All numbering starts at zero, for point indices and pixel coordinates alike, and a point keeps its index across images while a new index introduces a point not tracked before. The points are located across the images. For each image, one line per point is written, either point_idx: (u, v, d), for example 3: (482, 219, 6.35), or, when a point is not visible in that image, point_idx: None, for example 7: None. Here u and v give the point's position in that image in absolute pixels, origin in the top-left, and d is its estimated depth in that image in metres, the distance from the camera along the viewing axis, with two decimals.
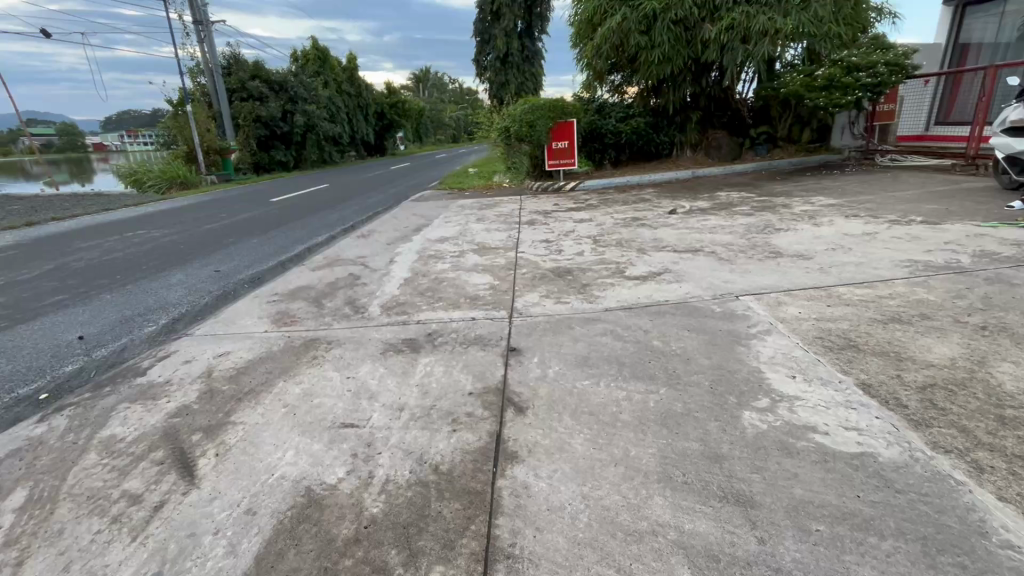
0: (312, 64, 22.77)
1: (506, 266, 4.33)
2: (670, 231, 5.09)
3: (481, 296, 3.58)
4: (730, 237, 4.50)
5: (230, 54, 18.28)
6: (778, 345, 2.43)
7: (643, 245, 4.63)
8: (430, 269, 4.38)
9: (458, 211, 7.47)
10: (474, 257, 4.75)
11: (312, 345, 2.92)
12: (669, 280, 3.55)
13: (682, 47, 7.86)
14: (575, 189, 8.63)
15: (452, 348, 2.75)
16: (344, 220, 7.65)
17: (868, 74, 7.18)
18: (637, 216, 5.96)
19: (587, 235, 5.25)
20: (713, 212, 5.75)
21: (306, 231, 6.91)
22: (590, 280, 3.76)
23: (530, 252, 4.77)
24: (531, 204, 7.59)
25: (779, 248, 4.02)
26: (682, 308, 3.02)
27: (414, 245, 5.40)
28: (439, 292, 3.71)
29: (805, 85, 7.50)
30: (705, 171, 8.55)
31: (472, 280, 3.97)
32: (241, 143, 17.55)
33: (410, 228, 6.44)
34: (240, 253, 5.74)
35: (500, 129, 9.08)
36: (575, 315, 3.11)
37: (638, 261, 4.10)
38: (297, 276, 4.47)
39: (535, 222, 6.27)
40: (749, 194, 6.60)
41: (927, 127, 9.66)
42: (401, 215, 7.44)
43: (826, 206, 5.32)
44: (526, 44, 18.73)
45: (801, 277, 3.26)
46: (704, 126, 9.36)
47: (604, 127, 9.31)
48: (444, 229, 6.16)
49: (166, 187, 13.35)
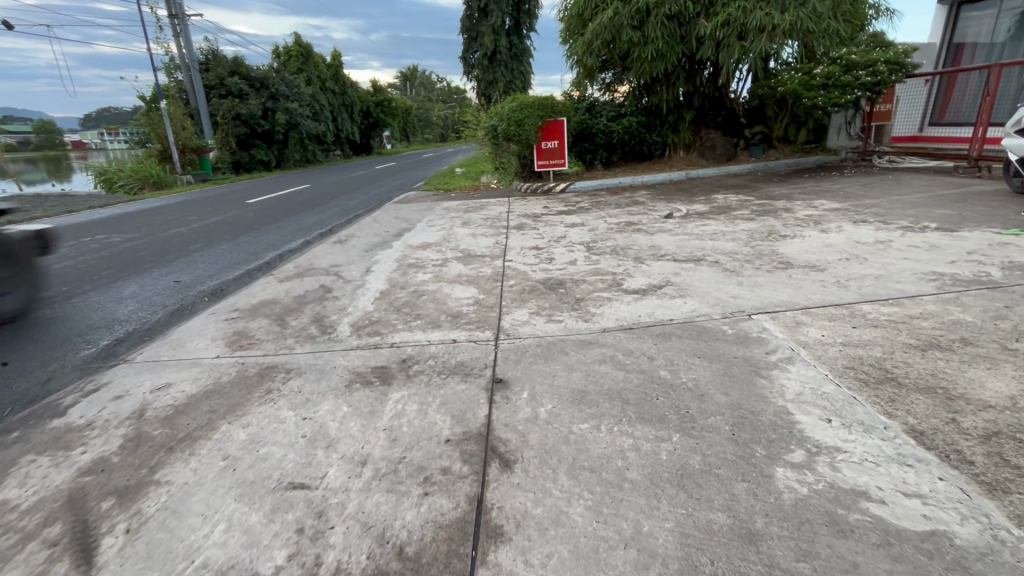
0: (295, 60, 22.19)
1: (493, 277, 3.99)
2: (668, 237, 4.78)
3: (465, 313, 3.23)
4: (734, 245, 4.19)
5: (208, 48, 17.67)
6: (805, 378, 2.10)
7: (640, 252, 4.32)
8: (410, 280, 4.02)
9: (443, 214, 7.10)
10: (458, 266, 4.39)
11: (268, 375, 2.54)
12: (671, 295, 3.22)
13: (675, 43, 7.62)
14: (565, 190, 8.32)
15: (429, 380, 2.39)
16: (323, 223, 7.27)
17: (867, 73, 6.94)
18: (632, 221, 5.64)
19: (580, 242, 4.92)
20: (712, 217, 5.45)
21: (282, 235, 6.52)
22: (584, 293, 3.43)
23: (519, 260, 4.43)
24: (520, 207, 7.25)
25: (788, 258, 3.71)
26: (689, 329, 2.70)
27: (394, 252, 5.03)
28: (418, 308, 3.34)
29: (804, 84, 7.23)
30: (700, 173, 8.27)
31: (454, 293, 3.62)
32: (219, 142, 16.97)
33: (391, 233, 6.06)
34: (205, 261, 5.30)
35: (487, 128, 8.70)
36: (569, 336, 2.77)
37: (635, 271, 3.77)
38: (263, 288, 4.06)
39: (524, 226, 5.93)
40: (747, 197, 6.32)
41: (922, 127, 9.45)
42: (383, 219, 7.04)
43: (830, 210, 5.04)
44: (514, 42, 18.38)
45: (818, 293, 2.95)
46: (698, 125, 9.06)
47: (595, 126, 8.96)
48: (427, 234, 5.79)
49: (138, 187, 12.78)
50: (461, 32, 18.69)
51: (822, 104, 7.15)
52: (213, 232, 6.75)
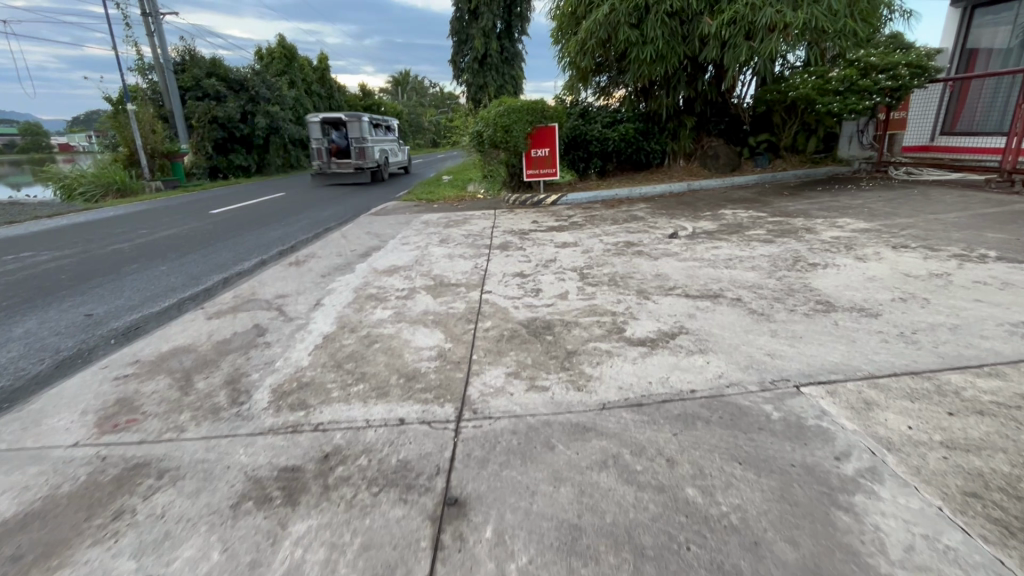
0: (279, 62, 21.43)
1: (466, 315, 3.27)
2: (675, 263, 4.08)
3: (423, 372, 2.51)
4: (755, 276, 3.52)
5: (184, 49, 16.90)
6: (912, 516, 1.39)
7: (643, 283, 3.63)
8: (366, 319, 3.29)
9: (421, 229, 6.39)
10: (426, 298, 3.67)
11: (130, 481, 1.79)
12: (688, 349, 2.52)
13: (676, 44, 6.99)
14: (557, 203, 7.63)
15: (354, 497, 1.66)
16: (289, 238, 6.59)
17: (887, 76, 6.32)
18: (632, 240, 4.97)
19: (573, 267, 4.24)
20: (723, 237, 4.79)
21: (234, 253, 5.81)
22: (577, 344, 2.72)
23: (500, 291, 3.72)
24: (506, 222, 6.55)
25: (826, 295, 3.03)
26: (719, 409, 1.99)
27: (355, 279, 4.30)
28: (366, 365, 2.62)
29: (818, 88, 6.60)
30: (702, 184, 7.63)
31: (414, 341, 2.89)
32: (194, 146, 16.16)
33: (358, 252, 5.34)
34: (134, 286, 4.53)
35: (472, 134, 8.01)
36: (558, 416, 2.05)
37: (639, 312, 3.07)
38: (183, 328, 3.32)
39: (508, 246, 5.23)
40: (758, 213, 5.65)
41: (933, 137, 8.87)
42: (353, 234, 6.32)
43: (860, 232, 4.38)
44: (505, 45, 17.74)
45: (882, 353, 2.27)
46: (699, 132, 8.44)
47: (588, 133, 8.29)
48: (397, 255, 5.07)
49: (102, 194, 12.04)
50: (450, 35, 18.03)
51: (837, 111, 6.52)
52: (161, 248, 6.04)
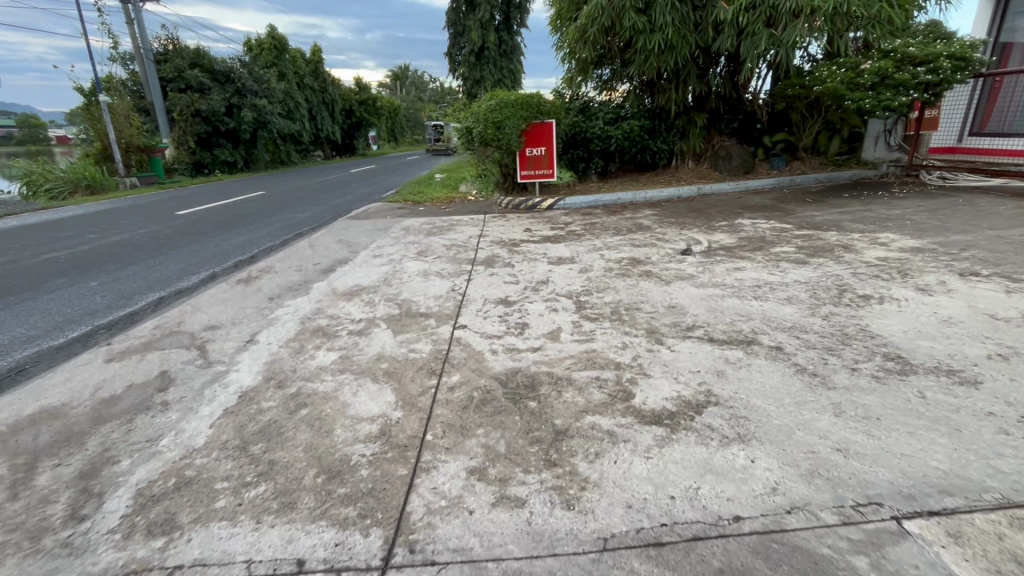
0: (268, 53, 20.62)
1: (429, 362, 2.57)
2: (691, 289, 3.39)
3: (355, 464, 1.81)
4: (794, 313, 2.83)
5: (167, 38, 16.17)
6: None
7: (653, 319, 2.93)
8: (302, 367, 2.59)
9: (398, 238, 5.69)
10: (386, 334, 2.97)
11: None
12: (722, 435, 1.81)
13: (687, 32, 6.29)
14: (554, 206, 6.92)
15: None
16: (252, 246, 5.91)
17: (926, 69, 5.59)
18: (638, 257, 4.29)
19: (568, 291, 3.55)
20: (744, 254, 4.11)
21: (185, 264, 5.13)
22: (568, 418, 2.01)
23: (477, 325, 3.02)
24: (495, 230, 5.84)
25: (894, 345, 2.34)
26: (785, 565, 1.28)
27: (308, 303, 3.60)
28: (279, 449, 1.91)
29: (847, 81, 5.87)
30: (713, 188, 6.92)
31: (353, 407, 2.18)
32: (176, 141, 15.41)
33: (322, 266, 4.64)
34: (46, 309, 3.81)
35: (461, 130, 7.29)
36: (536, 566, 1.35)
37: (652, 365, 2.37)
38: (69, 375, 2.61)
39: (495, 261, 4.53)
40: (782, 224, 4.97)
41: (960, 137, 8.08)
42: (322, 244, 5.61)
43: (910, 252, 3.69)
44: (504, 37, 16.96)
45: (1010, 459, 1.56)
46: (709, 131, 7.74)
47: (589, 130, 7.57)
48: (365, 271, 4.37)
49: (70, 191, 11.31)
50: (445, 26, 17.26)
51: (868, 108, 5.83)
52: (103, 256, 5.35)
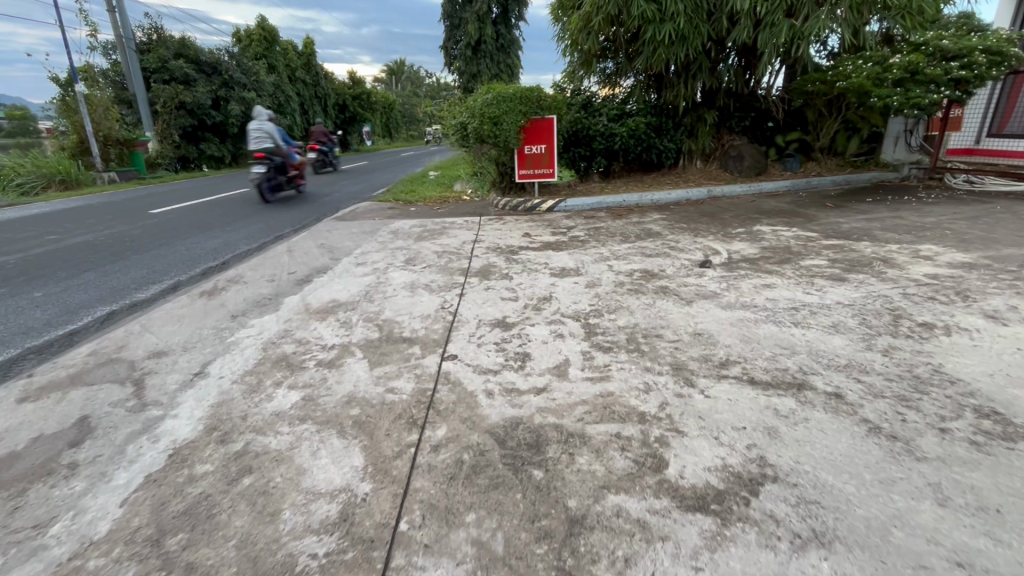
0: (258, 45, 19.98)
1: (409, 408, 2.11)
2: (716, 311, 2.94)
3: (300, 573, 1.34)
4: (846, 346, 2.38)
5: (150, 27, 15.55)
6: None
7: (677, 351, 2.48)
8: (254, 412, 2.12)
9: (385, 243, 5.21)
10: (361, 367, 2.50)
11: None
12: (793, 534, 1.36)
13: (700, 21, 5.83)
14: (554, 208, 6.46)
15: None
16: (225, 250, 5.41)
17: (959, 65, 5.16)
18: (650, 269, 3.84)
19: (575, 311, 3.09)
20: (770, 267, 3.66)
21: (148, 271, 4.64)
22: (585, 498, 1.56)
23: (469, 357, 2.55)
24: (490, 234, 5.37)
25: (983, 396, 1.90)
26: None
27: (275, 323, 3.12)
28: (204, 543, 1.45)
29: (874, 77, 5.42)
30: (724, 191, 6.49)
31: (310, 475, 1.72)
32: (159, 134, 14.80)
33: (298, 275, 4.16)
34: None
35: (455, 125, 6.81)
36: None
37: (684, 419, 1.92)
38: None
39: (490, 272, 4.07)
40: (806, 232, 4.54)
41: (978, 139, 7.59)
42: (301, 249, 5.12)
43: (962, 268, 3.25)
44: (501, 31, 16.46)
45: None
46: (718, 129, 7.30)
47: (592, 127, 7.11)
48: (344, 283, 3.89)
49: (42, 186, 10.68)
50: (441, 19, 16.71)
51: (895, 107, 5.41)
52: (57, 261, 4.84)
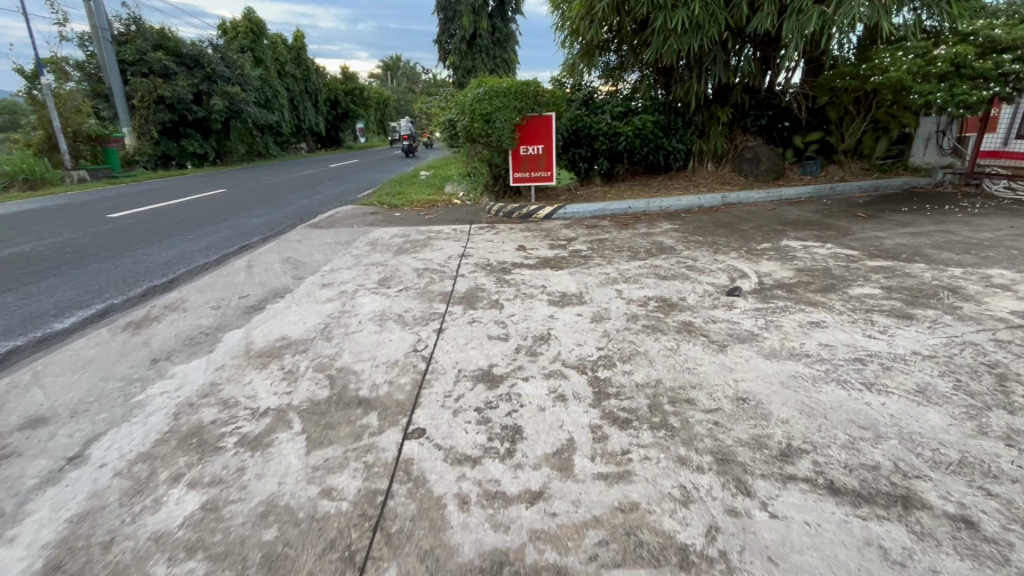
0: (243, 36, 19.18)
1: (347, 532, 1.47)
2: (759, 362, 2.32)
3: None
4: (950, 426, 1.77)
5: (129, 18, 14.80)
6: None
7: (719, 428, 1.87)
8: (123, 536, 1.48)
9: (359, 257, 4.58)
10: (295, 449, 1.87)
11: None
12: None
13: (717, 8, 5.22)
14: (553, 215, 5.83)
15: None
16: (178, 263, 4.75)
17: (1013, 57, 4.55)
18: (668, 297, 3.23)
19: (580, 359, 2.47)
20: (813, 296, 3.06)
21: (79, 290, 3.98)
22: None
23: (444, 433, 1.93)
24: (481, 247, 4.74)
25: None
26: None
27: (202, 373, 2.47)
28: None
29: (916, 69, 4.79)
30: (741, 197, 5.87)
31: None
32: (137, 130, 14.06)
33: (250, 301, 3.52)
34: None
35: (442, 123, 6.16)
36: None
37: (748, 565, 1.29)
38: None
39: (478, 296, 3.45)
40: (843, 249, 3.94)
41: None
42: (262, 264, 4.47)
43: None
44: (498, 24, 15.81)
45: None
46: (731, 128, 6.70)
47: (594, 125, 6.46)
48: (302, 313, 3.25)
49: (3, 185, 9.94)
50: (435, 11, 16.00)
51: (937, 105, 4.80)
52: None
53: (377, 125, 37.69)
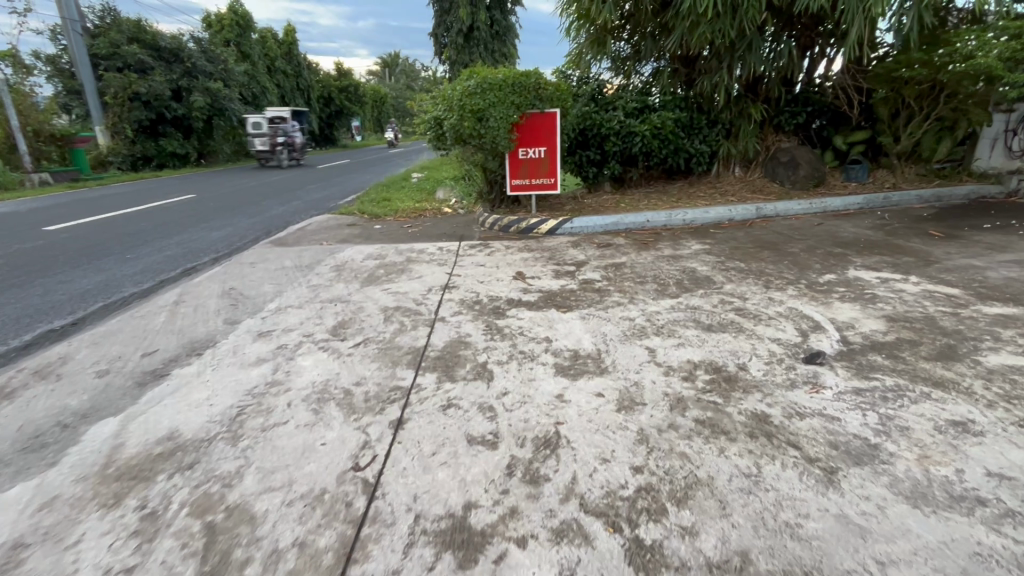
0: (229, 30, 18.24)
1: None
2: (907, 514, 1.42)
3: None
4: None
5: (103, 10, 13.90)
6: None
7: None
8: None
9: (317, 289, 3.67)
10: None
11: None
12: None
13: None
14: (557, 230, 4.92)
15: None
16: (95, 295, 3.86)
17: None
18: (721, 363, 2.32)
19: (608, 496, 1.56)
20: (934, 367, 2.15)
21: None
22: None
23: None
24: (470, 275, 3.84)
25: None
26: None
27: (11, 517, 1.56)
28: None
29: (1008, 55, 3.89)
30: (779, 208, 4.96)
31: None
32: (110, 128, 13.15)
33: (155, 361, 2.62)
34: None
35: (427, 122, 5.24)
36: None
37: None
38: None
39: (460, 357, 2.54)
40: (939, 284, 3.04)
41: None
42: (196, 298, 3.57)
43: None
44: (496, 17, 14.91)
45: None
46: (763, 127, 5.78)
47: (605, 122, 5.55)
48: (214, 385, 2.35)
49: None
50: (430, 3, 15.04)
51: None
52: None
53: (374, 123, 36.81)
